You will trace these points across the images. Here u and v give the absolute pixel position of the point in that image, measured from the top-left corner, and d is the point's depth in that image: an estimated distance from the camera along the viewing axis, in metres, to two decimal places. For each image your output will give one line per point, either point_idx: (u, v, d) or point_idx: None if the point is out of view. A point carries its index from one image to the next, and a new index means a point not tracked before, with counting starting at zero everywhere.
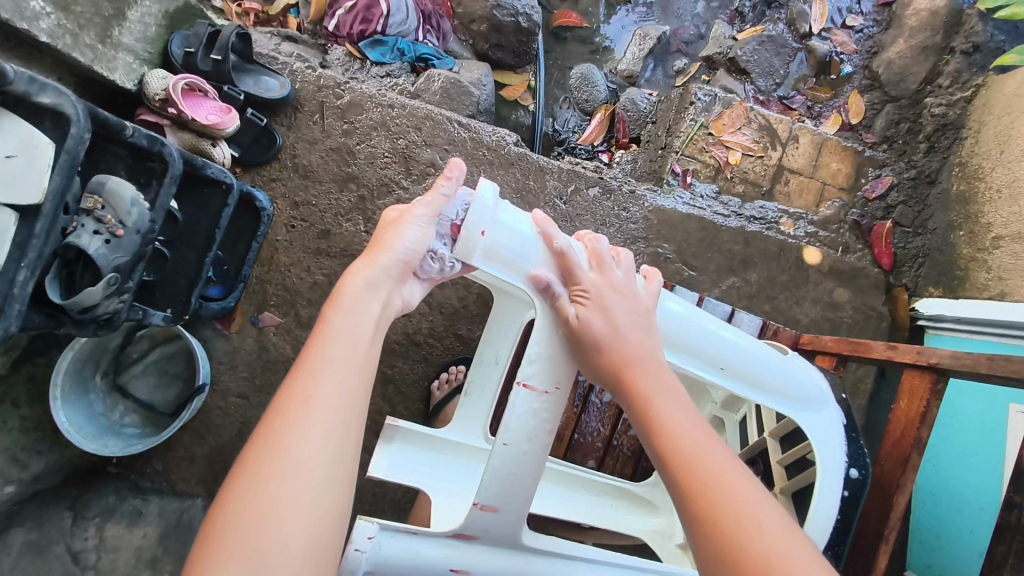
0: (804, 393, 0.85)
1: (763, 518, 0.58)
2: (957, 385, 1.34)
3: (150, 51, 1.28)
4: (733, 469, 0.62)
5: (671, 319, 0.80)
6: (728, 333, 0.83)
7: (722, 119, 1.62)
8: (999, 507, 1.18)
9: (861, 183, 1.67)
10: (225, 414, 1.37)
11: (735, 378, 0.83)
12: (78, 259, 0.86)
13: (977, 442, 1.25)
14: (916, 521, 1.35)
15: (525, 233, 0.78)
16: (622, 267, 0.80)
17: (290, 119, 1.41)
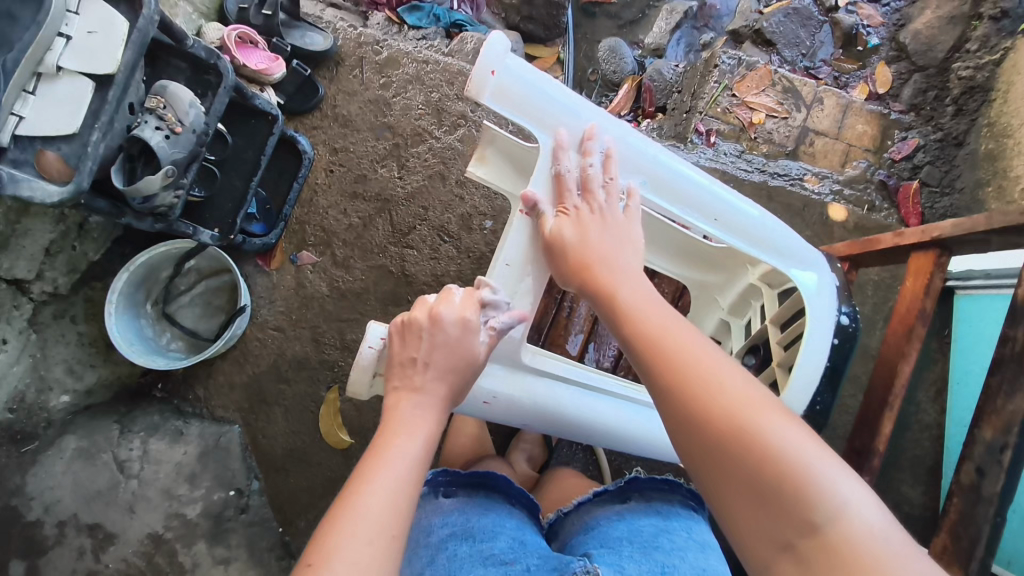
0: (797, 253, 0.89)
1: (730, 391, 0.60)
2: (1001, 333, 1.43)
3: (207, 6, 1.41)
4: (703, 358, 0.64)
5: (660, 166, 0.86)
6: (717, 186, 0.88)
7: (745, 81, 1.67)
8: None
9: (886, 145, 1.69)
10: (263, 345, 1.44)
11: (719, 227, 0.88)
12: (140, 155, 0.95)
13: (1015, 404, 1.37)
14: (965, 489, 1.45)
15: (544, 89, 0.81)
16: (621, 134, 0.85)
17: (332, 73, 1.51)
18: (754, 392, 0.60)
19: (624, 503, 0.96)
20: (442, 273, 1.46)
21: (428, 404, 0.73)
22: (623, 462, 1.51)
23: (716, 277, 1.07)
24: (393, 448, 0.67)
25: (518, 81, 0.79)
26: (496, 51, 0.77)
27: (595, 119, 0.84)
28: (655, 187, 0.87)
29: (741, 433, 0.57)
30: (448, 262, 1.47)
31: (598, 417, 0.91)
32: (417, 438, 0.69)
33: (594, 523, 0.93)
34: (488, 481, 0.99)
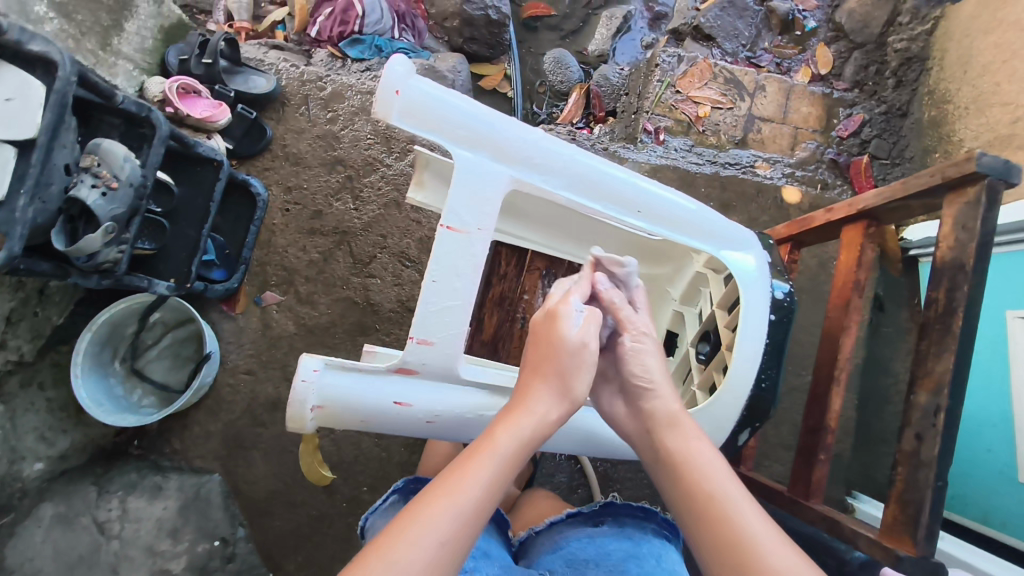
0: (734, 239, 0.93)
1: (788, 575, 0.62)
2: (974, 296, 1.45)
3: (148, 61, 1.41)
4: (757, 535, 0.66)
5: (585, 167, 0.85)
6: (643, 182, 0.89)
7: (687, 77, 1.69)
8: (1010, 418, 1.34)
9: (833, 124, 1.71)
10: (236, 391, 1.44)
11: (653, 223, 0.89)
12: (81, 215, 0.95)
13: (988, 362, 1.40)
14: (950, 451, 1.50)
15: (454, 103, 0.79)
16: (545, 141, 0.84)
17: (278, 113, 1.52)
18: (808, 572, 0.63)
19: (597, 526, 0.95)
20: (408, 298, 1.47)
21: (506, 448, 0.69)
22: (609, 469, 1.50)
23: (665, 269, 1.11)
24: (462, 474, 0.65)
25: (425, 97, 0.78)
26: (395, 72, 0.76)
27: (516, 133, 0.82)
28: (587, 192, 0.86)
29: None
30: (412, 286, 1.48)
31: (551, 426, 0.88)
32: (488, 473, 0.66)
33: (563, 543, 0.93)
34: None
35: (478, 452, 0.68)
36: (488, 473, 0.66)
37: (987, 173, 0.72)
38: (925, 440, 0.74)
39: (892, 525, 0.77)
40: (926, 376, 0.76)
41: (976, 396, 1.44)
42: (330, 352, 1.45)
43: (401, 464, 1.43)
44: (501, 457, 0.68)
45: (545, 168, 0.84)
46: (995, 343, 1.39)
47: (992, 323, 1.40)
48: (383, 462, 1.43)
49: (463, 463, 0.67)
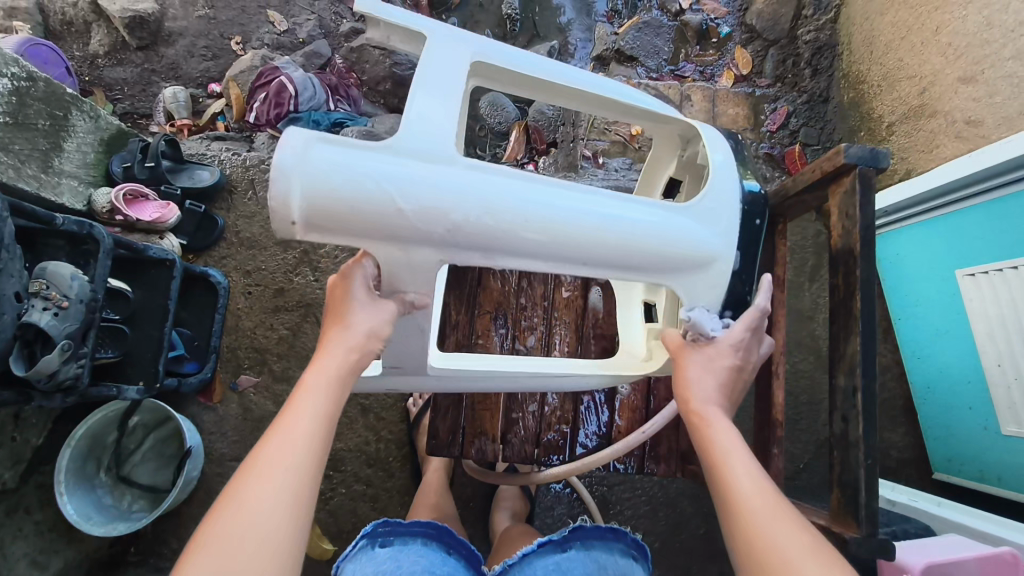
0: (707, 203, 0.88)
1: (750, 487, 0.70)
2: (916, 260, 1.50)
3: (91, 175, 1.46)
4: (736, 451, 0.74)
5: (537, 204, 0.77)
6: (606, 203, 0.81)
7: None
8: (979, 373, 1.37)
9: (761, 120, 1.78)
10: (225, 480, 1.44)
11: (606, 256, 0.81)
12: (36, 338, 0.98)
13: (945, 322, 1.44)
14: (931, 416, 1.55)
15: (373, 168, 0.71)
16: (478, 170, 0.76)
17: (228, 202, 1.57)
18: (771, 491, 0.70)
19: (564, 552, 0.97)
20: None
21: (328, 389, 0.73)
22: (606, 492, 1.51)
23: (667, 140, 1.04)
24: (284, 425, 0.68)
25: (338, 171, 0.70)
26: (297, 134, 0.69)
27: (453, 183, 0.74)
28: (532, 232, 0.77)
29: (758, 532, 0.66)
30: None
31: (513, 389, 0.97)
32: (309, 417, 0.69)
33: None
34: (426, 529, 1.01)
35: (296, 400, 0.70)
36: (313, 392, 0.71)
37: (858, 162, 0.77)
38: (851, 421, 0.77)
39: (840, 507, 0.78)
40: (842, 359, 0.78)
41: (944, 355, 1.47)
42: None
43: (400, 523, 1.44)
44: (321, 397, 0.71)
45: (473, 223, 0.75)
46: (948, 304, 1.43)
47: (941, 283, 1.44)
48: None
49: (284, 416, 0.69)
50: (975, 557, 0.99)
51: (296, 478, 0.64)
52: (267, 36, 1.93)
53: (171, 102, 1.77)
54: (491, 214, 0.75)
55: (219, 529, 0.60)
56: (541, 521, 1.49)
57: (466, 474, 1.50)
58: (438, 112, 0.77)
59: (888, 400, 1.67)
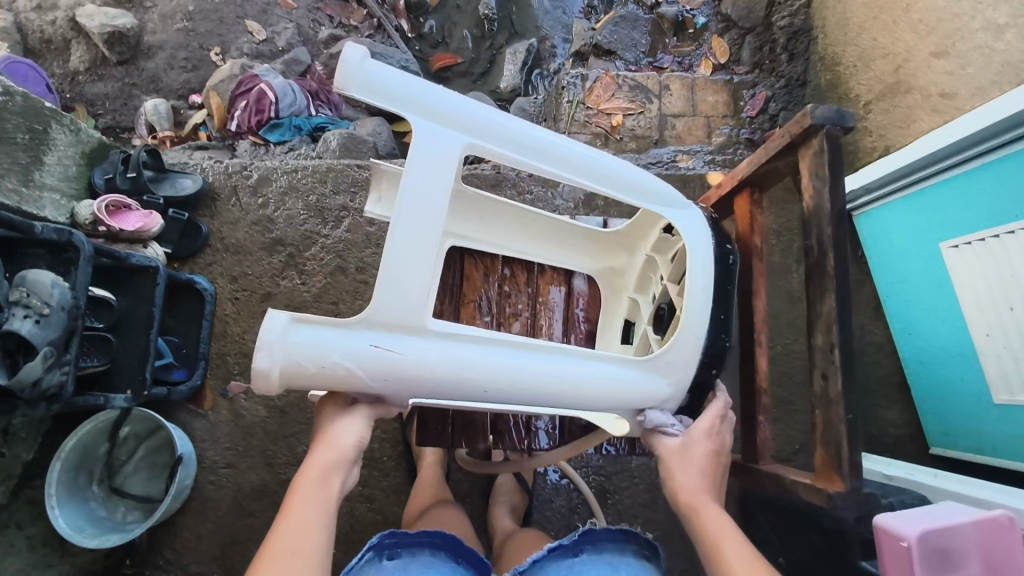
0: (690, 307, 0.89)
1: (735, 566, 0.75)
2: (902, 235, 1.50)
3: (74, 188, 1.45)
4: (718, 531, 0.79)
5: (484, 364, 0.82)
6: (553, 354, 0.86)
7: (595, 93, 1.77)
8: (970, 344, 1.37)
9: (741, 106, 1.79)
10: (219, 487, 1.43)
11: (570, 407, 0.87)
12: (18, 348, 0.98)
13: (934, 295, 1.44)
14: (925, 391, 1.55)
15: (333, 339, 0.78)
16: (446, 336, 0.82)
17: (212, 209, 1.57)
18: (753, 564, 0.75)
19: (576, 556, 0.97)
20: None
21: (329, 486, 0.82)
22: (604, 482, 1.50)
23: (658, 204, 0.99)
24: (292, 519, 0.77)
25: (306, 343, 0.77)
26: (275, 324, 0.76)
27: (406, 349, 0.80)
28: (496, 399, 0.85)
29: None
30: None
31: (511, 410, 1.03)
32: (311, 512, 0.78)
33: None
34: (431, 538, 1.00)
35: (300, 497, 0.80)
36: (311, 492, 0.80)
37: (825, 123, 0.77)
38: (831, 380, 0.77)
39: (825, 466, 0.78)
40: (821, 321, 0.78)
41: (935, 329, 1.47)
42: (305, 428, 1.46)
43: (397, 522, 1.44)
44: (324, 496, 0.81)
45: (424, 378, 0.81)
46: (936, 277, 1.42)
47: (927, 257, 1.44)
48: (380, 524, 1.44)
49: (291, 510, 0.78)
50: (971, 522, 0.99)
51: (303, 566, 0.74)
52: (245, 45, 1.93)
53: (152, 115, 1.77)
54: (457, 383, 0.82)
55: None
56: (539, 514, 1.48)
57: (462, 470, 1.49)
58: (412, 260, 0.80)
59: (883, 377, 1.67)
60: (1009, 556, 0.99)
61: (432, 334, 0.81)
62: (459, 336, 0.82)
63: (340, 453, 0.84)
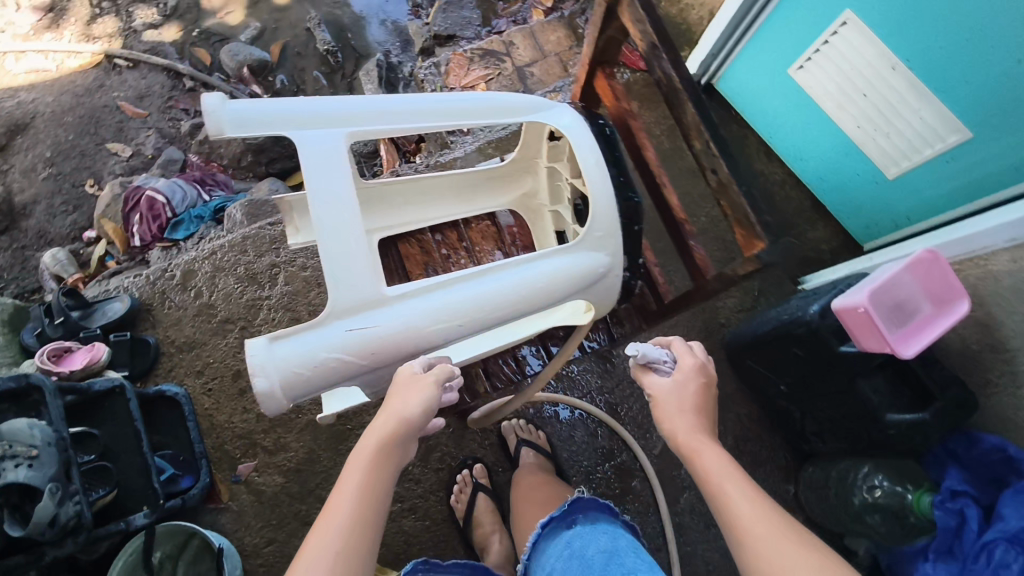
0: (594, 177, 0.98)
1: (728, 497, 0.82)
2: (758, 82, 1.70)
3: (9, 355, 1.45)
4: (715, 477, 0.85)
5: (454, 301, 0.89)
6: (506, 269, 0.93)
7: (453, 74, 1.88)
8: (851, 141, 1.56)
9: (581, 33, 1.94)
10: (270, 565, 1.44)
11: (535, 307, 0.95)
12: (23, 498, 0.99)
13: (806, 119, 1.63)
14: (837, 199, 1.74)
15: (315, 341, 0.83)
16: (407, 295, 0.88)
17: (150, 320, 1.58)
18: (749, 489, 0.83)
19: (571, 527, 1.06)
20: None
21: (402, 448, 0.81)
22: (611, 399, 1.59)
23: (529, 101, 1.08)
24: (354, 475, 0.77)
25: (291, 357, 0.82)
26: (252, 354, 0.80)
27: (381, 318, 0.86)
28: (477, 327, 0.91)
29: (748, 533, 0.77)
30: None
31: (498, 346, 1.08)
32: (371, 466, 0.78)
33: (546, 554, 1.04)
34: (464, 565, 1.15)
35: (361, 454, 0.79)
36: (368, 446, 0.80)
37: None
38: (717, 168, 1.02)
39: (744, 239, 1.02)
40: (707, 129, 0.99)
41: (820, 145, 1.66)
42: (327, 474, 1.49)
43: (447, 518, 1.48)
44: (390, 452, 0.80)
45: (409, 336, 0.87)
46: (799, 103, 1.62)
47: (784, 90, 1.63)
48: (432, 528, 1.48)
49: (353, 468, 0.78)
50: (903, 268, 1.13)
51: (360, 515, 0.74)
52: (117, 166, 1.95)
53: (54, 265, 1.76)
54: (436, 330, 0.89)
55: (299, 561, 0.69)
56: (569, 452, 1.55)
57: (484, 446, 1.54)
58: (348, 246, 0.84)
59: (799, 207, 1.83)
60: (938, 283, 1.15)
61: (392, 300, 0.87)
62: (417, 289, 0.88)
63: (404, 411, 0.82)
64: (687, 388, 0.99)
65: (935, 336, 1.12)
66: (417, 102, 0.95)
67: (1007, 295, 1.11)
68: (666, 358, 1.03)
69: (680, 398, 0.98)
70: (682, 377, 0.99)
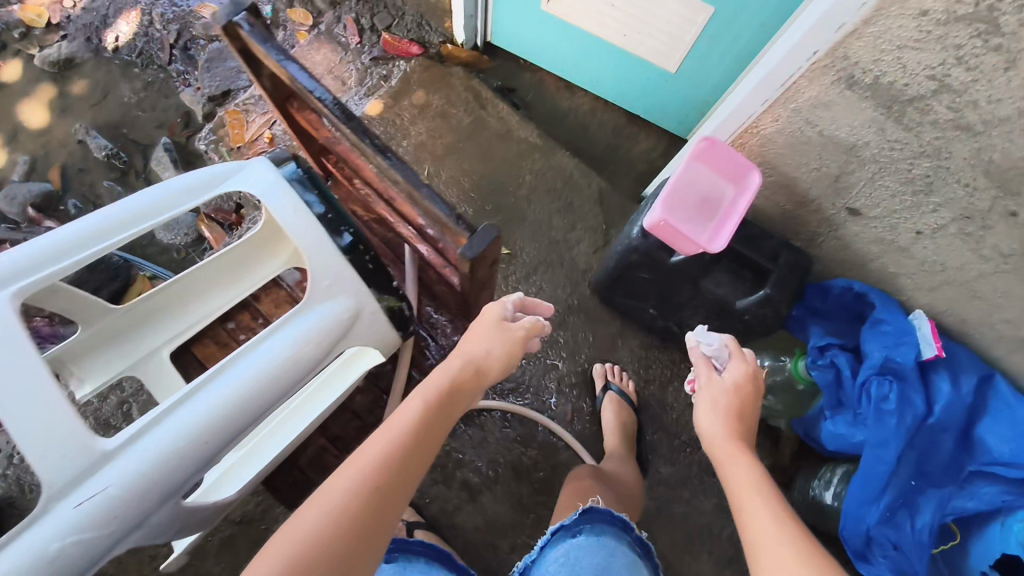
0: (291, 227, 0.91)
1: (750, 511, 0.79)
2: (524, 27, 1.68)
3: None
4: (740, 497, 0.83)
5: (197, 415, 0.81)
6: (241, 354, 0.86)
7: (234, 132, 1.78)
8: (625, 50, 1.56)
9: (340, 39, 1.84)
10: None
11: (290, 380, 0.89)
12: None
13: (580, 45, 1.63)
14: (645, 108, 1.75)
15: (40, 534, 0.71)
16: (133, 437, 0.77)
17: (13, 514, 1.44)
18: (772, 501, 0.80)
19: (575, 537, 1.01)
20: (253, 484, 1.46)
21: (473, 391, 0.93)
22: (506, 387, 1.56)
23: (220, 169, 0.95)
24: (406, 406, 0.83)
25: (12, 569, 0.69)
26: None
27: (113, 476, 0.75)
28: (222, 440, 0.84)
29: (759, 547, 0.74)
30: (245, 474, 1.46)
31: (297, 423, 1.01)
32: (429, 403, 0.84)
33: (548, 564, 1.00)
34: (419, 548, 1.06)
35: (432, 384, 0.87)
36: (434, 383, 0.87)
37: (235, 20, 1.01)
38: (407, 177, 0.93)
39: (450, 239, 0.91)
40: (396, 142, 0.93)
41: (604, 65, 1.66)
42: None
43: None
44: (461, 398, 0.90)
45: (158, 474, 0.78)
46: (566, 33, 1.62)
47: (548, 27, 1.63)
48: None
49: (413, 396, 0.85)
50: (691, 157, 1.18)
51: (392, 450, 0.76)
52: None
53: None
54: (187, 453, 0.80)
55: (316, 492, 0.72)
56: (487, 454, 1.52)
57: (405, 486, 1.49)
58: (39, 421, 0.72)
59: (615, 127, 1.82)
60: (726, 165, 1.18)
61: (118, 451, 0.76)
62: (145, 424, 0.78)
63: (477, 353, 0.94)
64: (741, 388, 0.99)
65: (741, 214, 1.15)
66: (74, 231, 0.82)
67: (786, 152, 1.12)
68: (721, 362, 1.07)
69: (730, 390, 0.99)
70: (732, 377, 1.01)
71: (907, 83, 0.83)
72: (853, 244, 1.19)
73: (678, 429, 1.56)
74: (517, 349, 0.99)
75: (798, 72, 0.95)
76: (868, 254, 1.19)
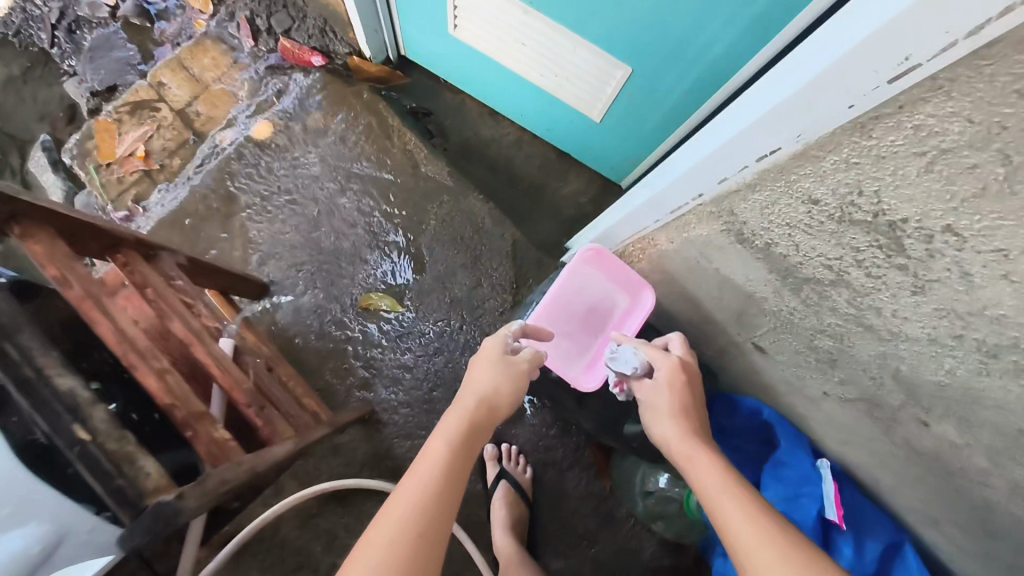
0: None
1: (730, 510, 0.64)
2: (435, 46, 1.42)
3: None
4: (717, 491, 0.67)
5: None
6: None
7: (101, 145, 1.54)
8: (548, 93, 1.31)
9: (233, 44, 1.60)
10: None
11: None
12: None
13: (497, 77, 1.37)
14: (573, 148, 1.52)
15: None
16: None
17: None
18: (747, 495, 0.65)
19: None
20: None
21: (497, 417, 0.85)
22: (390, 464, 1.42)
23: None
24: (430, 449, 0.74)
25: None
26: None
27: None
28: None
29: (736, 548, 0.59)
30: None
31: None
32: (458, 439, 0.76)
33: None
34: None
35: (454, 418, 0.79)
36: (452, 420, 0.79)
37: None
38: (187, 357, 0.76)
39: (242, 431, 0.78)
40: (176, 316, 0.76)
41: (526, 100, 1.41)
42: None
43: None
44: (486, 428, 0.82)
45: None
46: (481, 62, 1.36)
47: (459, 51, 1.36)
48: None
49: (442, 431, 0.77)
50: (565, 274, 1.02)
51: (437, 483, 0.68)
52: None
53: None
54: None
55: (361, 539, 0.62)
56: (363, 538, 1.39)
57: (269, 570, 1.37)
58: None
59: (544, 164, 1.59)
60: (612, 276, 1.02)
61: None
62: None
63: (483, 391, 0.85)
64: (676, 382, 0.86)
65: (628, 339, 1.03)
66: None
67: (686, 273, 0.93)
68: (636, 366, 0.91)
69: (684, 375, 0.87)
70: (667, 367, 0.87)
71: (800, 260, 0.64)
72: (762, 376, 1.01)
73: (575, 518, 1.44)
74: (521, 385, 0.90)
75: (688, 205, 0.76)
76: (778, 390, 1.01)
